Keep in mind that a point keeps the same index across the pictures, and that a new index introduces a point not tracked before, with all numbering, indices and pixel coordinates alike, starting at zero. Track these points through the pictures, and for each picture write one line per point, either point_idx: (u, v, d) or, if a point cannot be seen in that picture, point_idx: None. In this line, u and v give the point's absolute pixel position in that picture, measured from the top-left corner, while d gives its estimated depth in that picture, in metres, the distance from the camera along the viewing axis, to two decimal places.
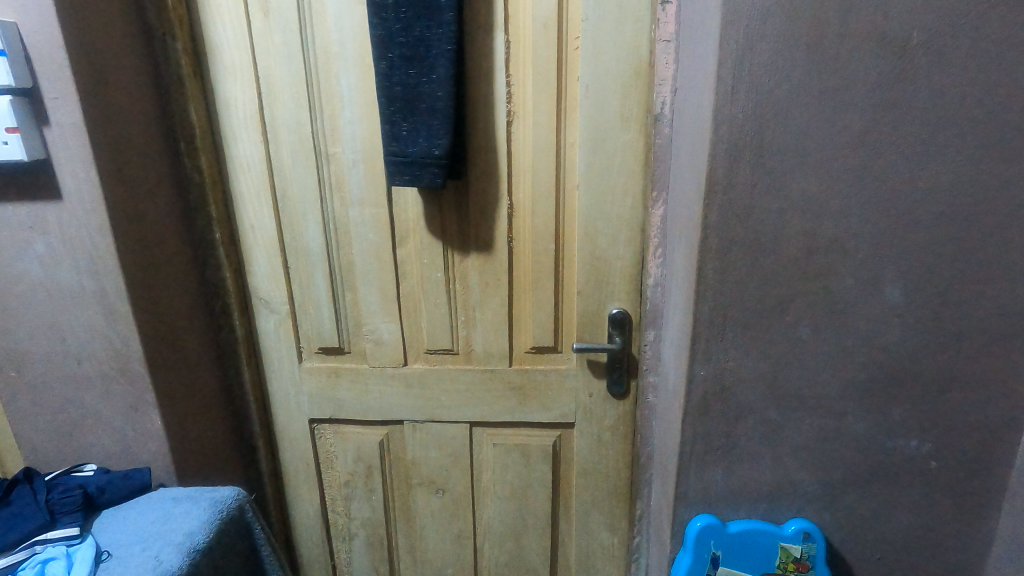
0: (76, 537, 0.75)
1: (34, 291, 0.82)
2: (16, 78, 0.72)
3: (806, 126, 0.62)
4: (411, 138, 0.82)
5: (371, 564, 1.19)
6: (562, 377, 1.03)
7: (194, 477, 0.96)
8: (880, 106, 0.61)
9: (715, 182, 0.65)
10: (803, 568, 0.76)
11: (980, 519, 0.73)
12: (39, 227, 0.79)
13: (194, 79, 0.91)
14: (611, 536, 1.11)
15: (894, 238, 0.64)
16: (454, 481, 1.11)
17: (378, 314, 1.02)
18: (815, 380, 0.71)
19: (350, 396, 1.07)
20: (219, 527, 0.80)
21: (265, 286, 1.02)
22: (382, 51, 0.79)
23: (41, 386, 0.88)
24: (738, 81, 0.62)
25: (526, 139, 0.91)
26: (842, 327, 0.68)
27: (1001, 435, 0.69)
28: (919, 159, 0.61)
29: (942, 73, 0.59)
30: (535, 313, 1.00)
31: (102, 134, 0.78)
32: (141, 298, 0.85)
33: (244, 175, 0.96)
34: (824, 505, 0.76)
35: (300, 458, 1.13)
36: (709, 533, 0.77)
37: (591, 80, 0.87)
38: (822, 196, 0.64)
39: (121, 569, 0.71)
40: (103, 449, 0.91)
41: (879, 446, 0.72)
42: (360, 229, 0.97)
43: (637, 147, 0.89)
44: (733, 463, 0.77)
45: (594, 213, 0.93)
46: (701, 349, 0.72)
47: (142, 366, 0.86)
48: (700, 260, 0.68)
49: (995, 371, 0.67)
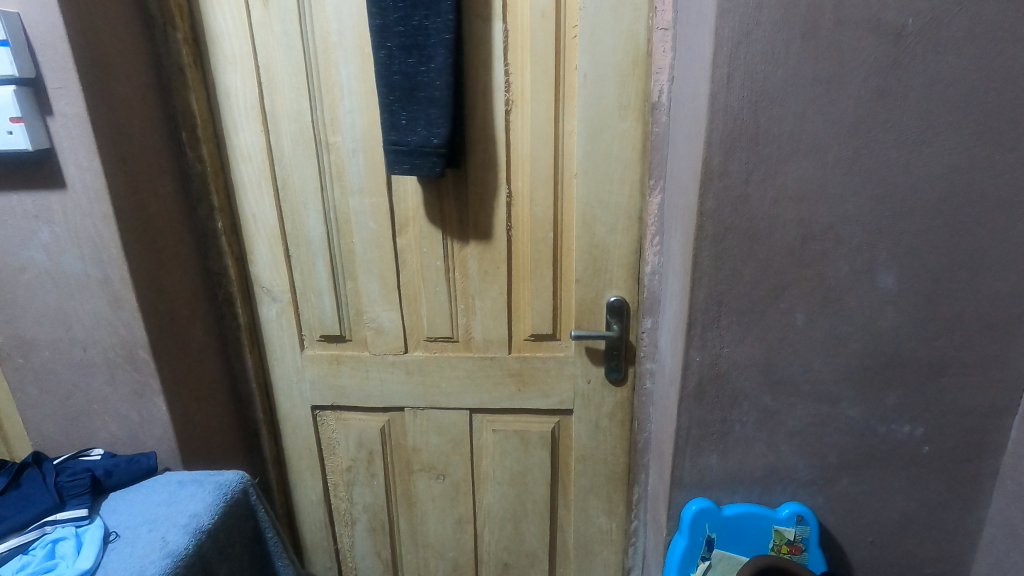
0: (84, 518, 0.77)
1: (39, 279, 0.84)
2: (20, 68, 0.73)
3: (801, 114, 0.62)
4: (410, 127, 0.83)
5: (373, 548, 1.21)
6: (561, 364, 1.04)
7: (198, 463, 0.98)
8: (875, 93, 0.61)
9: (710, 169, 0.66)
10: (796, 550, 0.77)
11: (971, 501, 0.74)
12: (44, 216, 0.81)
13: (194, 69, 0.92)
14: (610, 521, 1.13)
15: (888, 225, 0.65)
16: (454, 466, 1.13)
17: (378, 302, 1.03)
18: (809, 366, 0.72)
19: (352, 384, 1.09)
20: (224, 510, 0.82)
21: (267, 275, 1.03)
22: (381, 40, 0.79)
23: (48, 373, 0.89)
24: (733, 69, 0.62)
25: (525, 128, 0.91)
26: (835, 313, 0.69)
27: (992, 419, 0.70)
28: (913, 147, 0.62)
29: (937, 61, 0.59)
30: (534, 301, 1.01)
31: (105, 123, 0.79)
32: (145, 287, 0.86)
33: (245, 164, 0.96)
34: (817, 489, 0.77)
35: (303, 444, 1.14)
36: (705, 516, 0.79)
37: (589, 69, 0.87)
38: (817, 182, 0.64)
39: (129, 548, 0.73)
40: (109, 435, 0.93)
41: (873, 431, 0.73)
42: (361, 218, 0.98)
43: (635, 135, 0.90)
44: (728, 448, 0.78)
45: (592, 201, 0.93)
46: (696, 335, 0.73)
47: (147, 354, 0.88)
48: (696, 247, 0.69)
49: (987, 356, 0.67)
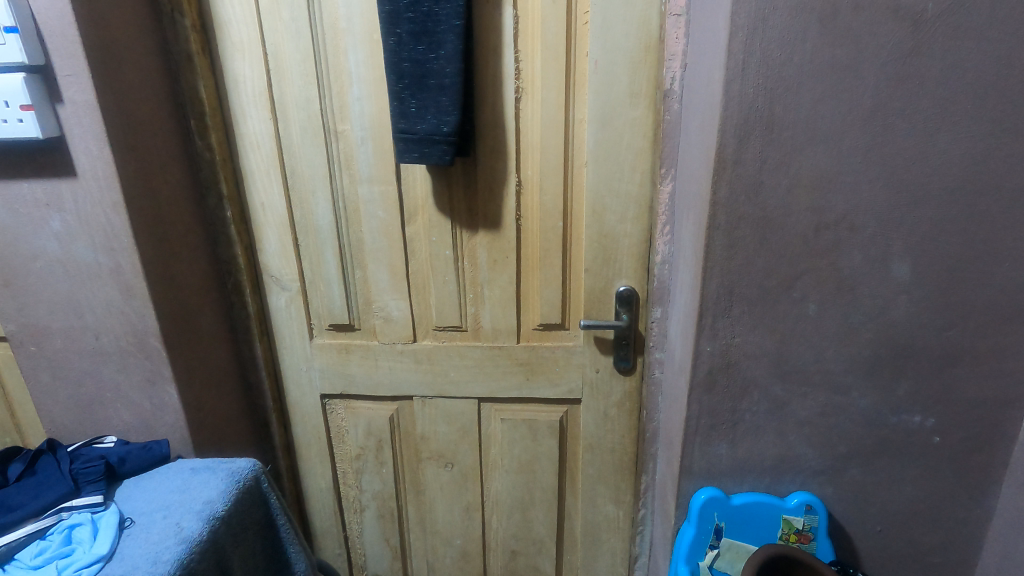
0: (100, 504, 0.77)
1: (50, 267, 0.84)
2: (29, 55, 0.72)
3: (817, 102, 0.62)
4: (420, 115, 0.82)
5: (382, 535, 1.23)
6: (569, 353, 1.04)
7: (209, 451, 0.98)
8: (891, 81, 0.60)
9: (724, 158, 0.65)
10: (805, 539, 0.77)
11: (980, 491, 0.74)
12: (55, 204, 0.81)
13: (202, 56, 0.91)
14: (616, 509, 1.14)
15: (902, 214, 0.64)
16: (463, 454, 1.13)
17: (387, 291, 1.03)
18: (820, 357, 0.71)
19: (361, 372, 1.09)
20: (236, 496, 0.82)
21: (276, 264, 1.03)
22: (389, 27, 0.78)
23: (59, 360, 0.90)
24: (748, 56, 0.61)
25: (534, 115, 0.91)
26: (848, 303, 0.69)
27: (1005, 410, 0.70)
28: (929, 135, 0.61)
29: (956, 46, 0.58)
30: (543, 290, 1.00)
31: (113, 111, 0.78)
32: (155, 275, 0.86)
33: (253, 153, 0.96)
34: (826, 479, 0.77)
35: (313, 432, 1.15)
36: (714, 505, 0.79)
37: (600, 55, 0.86)
38: (832, 171, 0.64)
39: (144, 535, 0.74)
40: (121, 422, 0.93)
41: (884, 421, 0.73)
42: (369, 207, 0.97)
43: (647, 123, 0.89)
44: (737, 438, 0.78)
45: (603, 189, 0.93)
46: (707, 325, 0.73)
47: (158, 342, 0.88)
48: (709, 237, 0.68)
49: (1000, 346, 0.67)
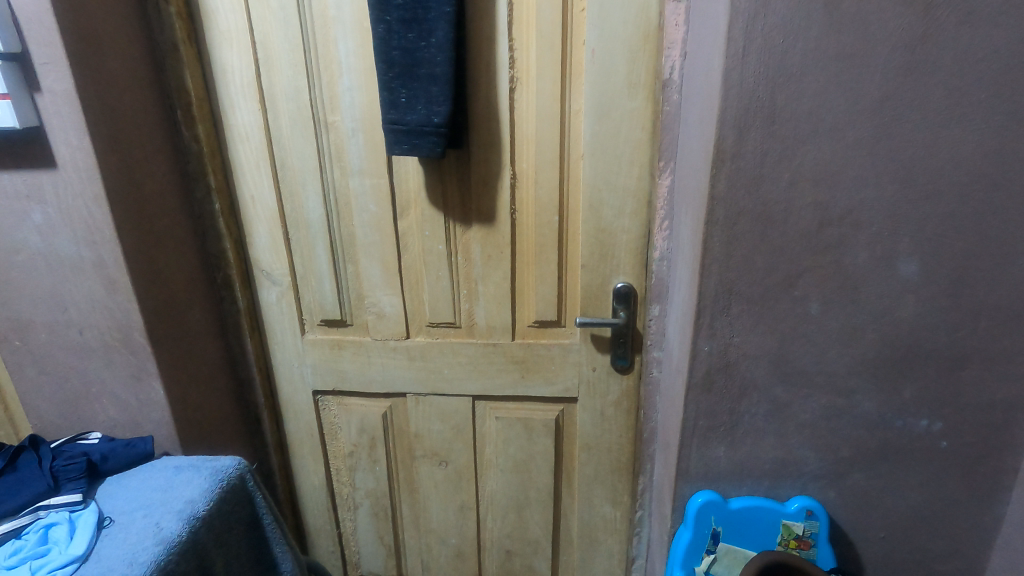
0: (78, 503, 0.76)
1: (33, 261, 0.83)
2: (5, 42, 0.70)
3: (821, 92, 0.58)
4: (410, 105, 0.80)
5: (376, 533, 1.21)
6: (565, 351, 1.01)
7: (199, 447, 0.97)
8: (900, 70, 0.57)
9: (722, 151, 0.62)
10: (804, 545, 0.75)
11: (989, 498, 0.71)
12: (36, 197, 0.79)
13: (189, 45, 0.89)
14: (613, 509, 1.11)
15: (910, 209, 0.61)
16: (457, 452, 1.11)
17: (380, 287, 1.01)
18: (822, 358, 0.69)
19: (353, 368, 1.07)
20: (219, 496, 0.81)
21: (266, 258, 1.01)
22: (378, 14, 0.76)
23: (44, 355, 0.88)
24: (749, 43, 0.58)
25: (529, 106, 0.88)
26: (852, 303, 0.66)
27: (1014, 415, 0.66)
28: (939, 128, 0.58)
29: (970, 32, 0.55)
30: (539, 286, 0.98)
31: (94, 101, 0.76)
32: (140, 269, 0.84)
33: (242, 145, 0.94)
34: (827, 483, 0.74)
35: (305, 429, 1.14)
36: (710, 508, 0.76)
37: (597, 44, 0.83)
38: (836, 165, 0.61)
39: (122, 535, 0.72)
40: (108, 418, 0.92)
41: (888, 425, 0.70)
42: (361, 201, 0.95)
43: (646, 114, 0.86)
44: (735, 440, 0.75)
45: (600, 183, 0.90)
46: (704, 324, 0.70)
47: (143, 337, 0.86)
48: (706, 233, 0.66)
49: (1011, 349, 0.64)
